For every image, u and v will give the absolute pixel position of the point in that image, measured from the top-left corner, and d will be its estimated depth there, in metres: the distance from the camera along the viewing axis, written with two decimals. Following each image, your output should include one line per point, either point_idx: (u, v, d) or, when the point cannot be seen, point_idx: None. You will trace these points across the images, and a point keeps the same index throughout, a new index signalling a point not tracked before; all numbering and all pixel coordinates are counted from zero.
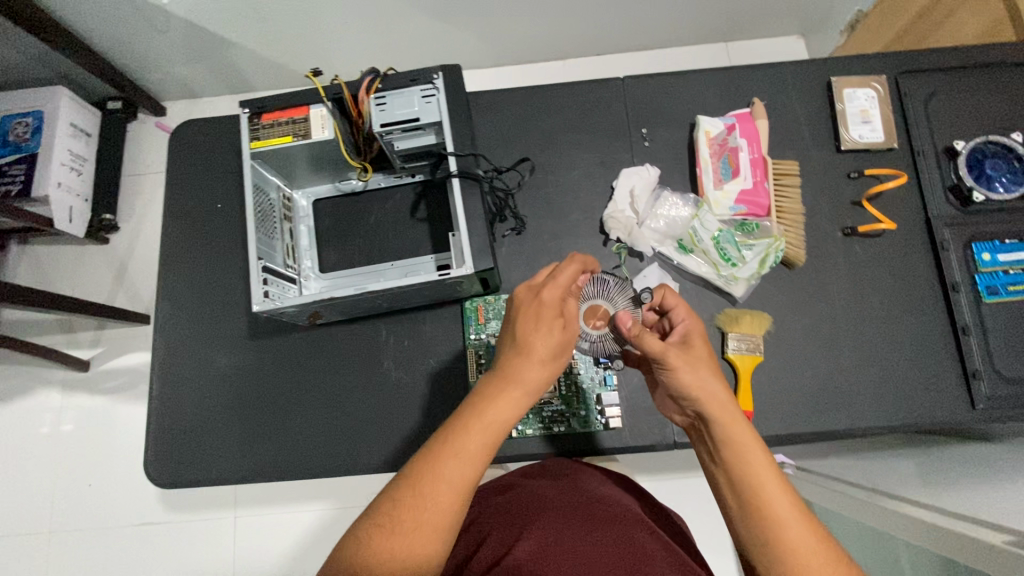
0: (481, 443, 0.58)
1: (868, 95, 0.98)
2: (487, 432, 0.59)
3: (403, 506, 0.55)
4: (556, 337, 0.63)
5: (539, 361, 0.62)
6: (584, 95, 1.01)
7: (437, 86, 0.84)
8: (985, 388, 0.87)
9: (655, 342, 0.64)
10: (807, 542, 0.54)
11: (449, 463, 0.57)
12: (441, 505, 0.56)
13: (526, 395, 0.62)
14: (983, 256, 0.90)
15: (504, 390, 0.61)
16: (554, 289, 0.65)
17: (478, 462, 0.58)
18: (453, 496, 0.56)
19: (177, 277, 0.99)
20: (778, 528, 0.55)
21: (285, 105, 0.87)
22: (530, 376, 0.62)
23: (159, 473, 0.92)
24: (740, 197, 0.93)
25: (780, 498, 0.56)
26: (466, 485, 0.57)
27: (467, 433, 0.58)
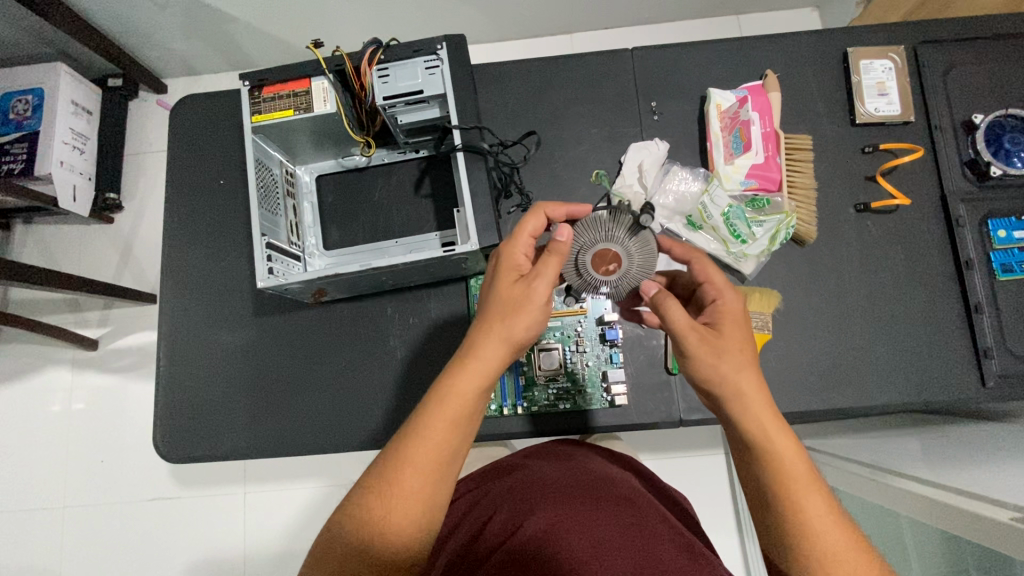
0: (444, 418, 0.58)
1: (885, 66, 0.95)
2: (452, 406, 0.58)
3: (372, 491, 0.56)
4: (519, 297, 0.61)
5: (503, 326, 0.60)
6: (592, 68, 0.99)
7: (441, 57, 0.82)
8: (995, 366, 0.86)
9: (680, 314, 0.62)
10: (821, 512, 0.55)
11: (412, 442, 0.57)
12: (403, 485, 0.55)
13: (495, 364, 0.60)
14: (998, 233, 0.88)
15: (471, 365, 0.59)
16: (511, 250, 0.65)
17: (441, 437, 0.57)
18: (416, 472, 0.56)
19: (181, 255, 0.99)
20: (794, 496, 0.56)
21: (286, 77, 0.85)
22: (495, 344, 0.60)
23: (169, 449, 0.92)
24: (751, 172, 0.90)
25: (812, 503, 0.55)
26: (428, 459, 0.56)
27: (429, 411, 0.58)
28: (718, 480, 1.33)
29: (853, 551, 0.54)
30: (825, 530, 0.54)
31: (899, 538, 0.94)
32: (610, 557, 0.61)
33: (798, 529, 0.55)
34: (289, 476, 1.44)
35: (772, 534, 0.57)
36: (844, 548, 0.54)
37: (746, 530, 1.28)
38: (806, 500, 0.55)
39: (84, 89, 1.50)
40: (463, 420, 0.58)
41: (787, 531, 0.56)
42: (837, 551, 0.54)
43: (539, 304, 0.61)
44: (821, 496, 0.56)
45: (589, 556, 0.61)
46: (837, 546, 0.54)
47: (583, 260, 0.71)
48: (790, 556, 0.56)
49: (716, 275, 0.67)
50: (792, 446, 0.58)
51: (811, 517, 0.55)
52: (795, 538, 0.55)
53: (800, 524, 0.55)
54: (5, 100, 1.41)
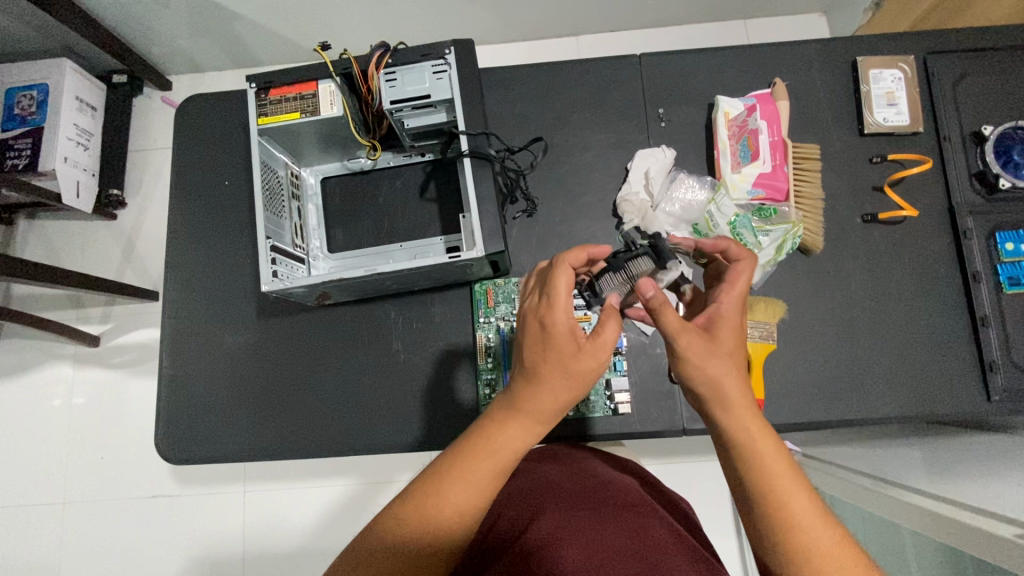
0: (485, 472, 0.58)
1: (895, 76, 0.95)
2: (496, 460, 0.58)
3: (404, 524, 0.57)
4: (576, 363, 0.58)
5: (555, 388, 0.59)
6: (600, 73, 0.98)
7: (448, 61, 0.82)
8: (1000, 380, 0.85)
9: (676, 320, 0.59)
10: (805, 509, 0.55)
11: (453, 489, 0.57)
12: (438, 529, 0.57)
13: (540, 422, 0.60)
14: (1006, 246, 0.87)
15: (518, 420, 0.60)
16: (564, 311, 0.58)
17: (481, 491, 0.58)
18: (454, 516, 0.57)
19: (185, 255, 0.99)
20: (776, 493, 0.56)
21: (293, 79, 0.84)
22: (545, 404, 0.59)
23: (171, 451, 0.92)
24: (758, 180, 0.90)
25: (802, 506, 0.55)
26: (467, 508, 0.57)
27: (474, 462, 0.58)
28: (719, 486, 1.33)
29: (840, 547, 0.54)
30: (809, 526, 0.54)
31: (898, 549, 0.94)
32: (609, 558, 0.62)
33: (784, 526, 0.55)
34: (302, 477, 1.43)
35: (759, 533, 0.57)
36: (831, 545, 0.54)
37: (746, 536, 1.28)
38: (788, 496, 0.56)
39: (90, 85, 1.49)
40: (502, 474, 0.59)
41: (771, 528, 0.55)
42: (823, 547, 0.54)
43: (595, 375, 0.60)
44: (804, 494, 0.56)
45: (587, 557, 0.62)
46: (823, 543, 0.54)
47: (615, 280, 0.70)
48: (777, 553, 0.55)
49: (740, 281, 0.62)
50: (773, 443, 0.58)
51: (794, 514, 0.55)
52: (779, 533, 0.55)
53: (782, 522, 0.55)
54: (11, 95, 1.41)
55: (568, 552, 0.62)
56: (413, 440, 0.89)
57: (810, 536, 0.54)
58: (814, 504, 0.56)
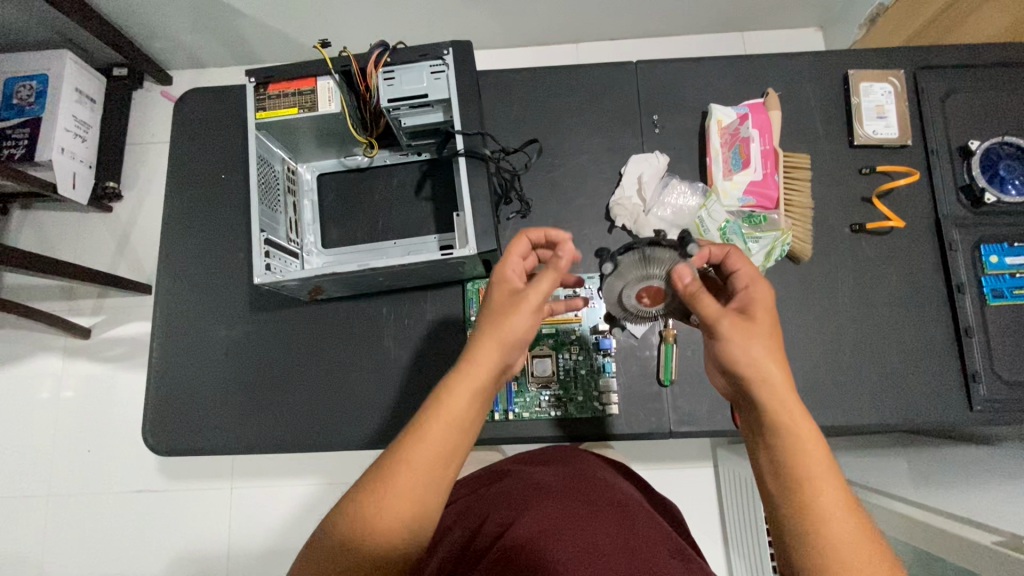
0: (438, 417, 0.56)
1: (884, 90, 0.97)
2: (448, 404, 0.56)
3: (362, 496, 0.54)
4: (512, 302, 0.60)
5: (495, 322, 0.59)
6: (596, 78, 1.00)
7: (446, 62, 0.83)
8: (983, 390, 0.87)
9: (713, 304, 0.59)
10: (835, 499, 0.53)
11: (405, 446, 0.55)
12: (397, 490, 0.53)
13: (493, 359, 0.58)
14: (990, 258, 0.89)
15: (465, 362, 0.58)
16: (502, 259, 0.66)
17: (434, 437, 0.55)
18: (405, 471, 0.54)
19: (178, 248, 0.99)
20: (811, 481, 0.54)
21: (293, 75, 0.85)
22: (490, 339, 0.59)
23: (158, 442, 0.92)
24: (749, 189, 0.91)
25: (833, 494, 0.54)
26: (418, 459, 0.54)
27: (425, 414, 0.56)
28: (706, 492, 1.33)
29: (863, 542, 0.52)
30: (834, 521, 0.53)
31: None
32: (597, 556, 0.61)
33: (807, 519, 0.53)
34: (292, 473, 1.43)
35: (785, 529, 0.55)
36: (853, 541, 0.52)
37: (732, 543, 1.28)
38: (818, 491, 0.54)
39: (90, 77, 1.50)
40: (463, 420, 0.57)
41: (797, 515, 0.54)
42: (849, 544, 0.52)
43: (532, 300, 0.60)
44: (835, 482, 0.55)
45: (574, 558, 0.61)
46: (849, 533, 0.52)
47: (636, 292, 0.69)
48: (799, 545, 0.54)
49: (746, 268, 0.65)
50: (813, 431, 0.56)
51: (823, 508, 0.53)
52: (799, 529, 0.54)
53: (807, 518, 0.53)
54: (10, 85, 1.41)
55: (554, 551, 0.62)
56: (400, 436, 0.89)
57: (836, 525, 0.53)
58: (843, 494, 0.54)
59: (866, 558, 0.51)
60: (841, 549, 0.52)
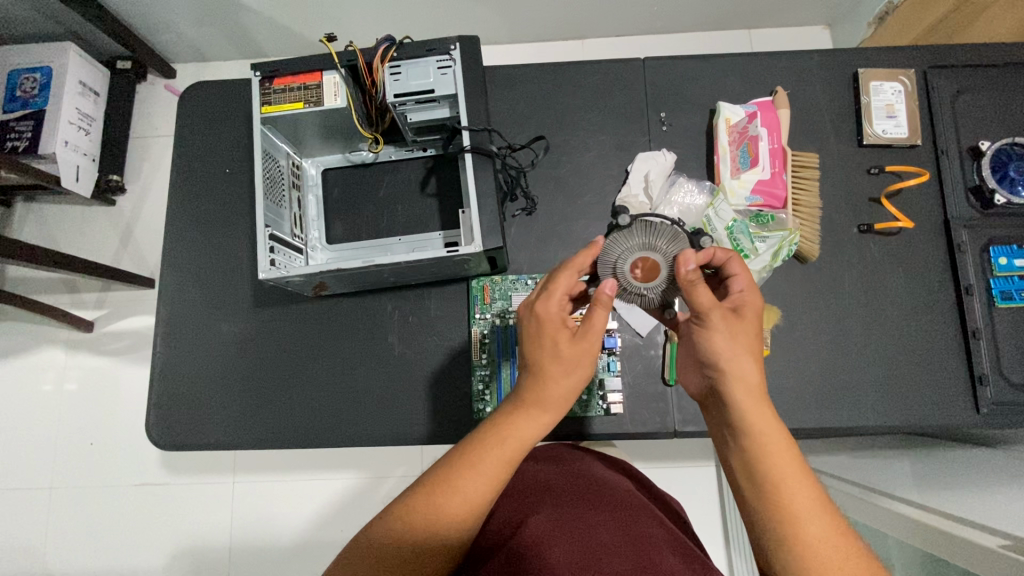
0: (500, 459, 0.60)
1: (895, 89, 0.96)
2: (509, 446, 0.61)
3: (420, 515, 0.58)
4: (574, 356, 0.64)
5: (557, 373, 0.64)
6: (604, 75, 0.99)
7: (453, 57, 0.82)
8: (990, 393, 0.86)
9: (706, 295, 0.63)
10: (808, 503, 0.56)
11: (462, 479, 0.59)
12: (451, 519, 0.58)
13: (546, 416, 0.64)
14: (1000, 260, 0.88)
15: (522, 411, 0.63)
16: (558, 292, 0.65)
17: (494, 476, 0.60)
18: (465, 504, 0.58)
19: (183, 242, 0.99)
20: (784, 485, 0.57)
21: (298, 70, 0.84)
22: (548, 396, 0.64)
23: (162, 436, 0.92)
24: (757, 188, 0.90)
25: (805, 499, 0.56)
26: (479, 496, 0.59)
27: (489, 450, 0.60)
28: (709, 491, 1.33)
29: (838, 544, 0.54)
30: (807, 522, 0.55)
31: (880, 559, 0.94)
32: (600, 557, 0.60)
33: (780, 516, 0.56)
34: (295, 467, 1.43)
35: (760, 526, 0.57)
36: (829, 543, 0.54)
37: (734, 542, 1.28)
38: (789, 489, 0.57)
39: (94, 70, 1.49)
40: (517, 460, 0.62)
41: (773, 515, 0.56)
42: (821, 545, 0.54)
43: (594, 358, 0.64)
44: (808, 491, 0.57)
45: (575, 559, 0.60)
46: (821, 534, 0.55)
47: (623, 265, 0.75)
48: (771, 540, 0.56)
49: (742, 272, 0.67)
50: (786, 444, 0.59)
51: (795, 508, 0.56)
52: (772, 527, 0.56)
53: (782, 516, 0.56)
54: (13, 78, 1.41)
55: (555, 551, 0.61)
56: (403, 433, 0.89)
57: (807, 527, 0.55)
58: (819, 501, 0.56)
59: (836, 557, 0.53)
60: (816, 549, 0.54)
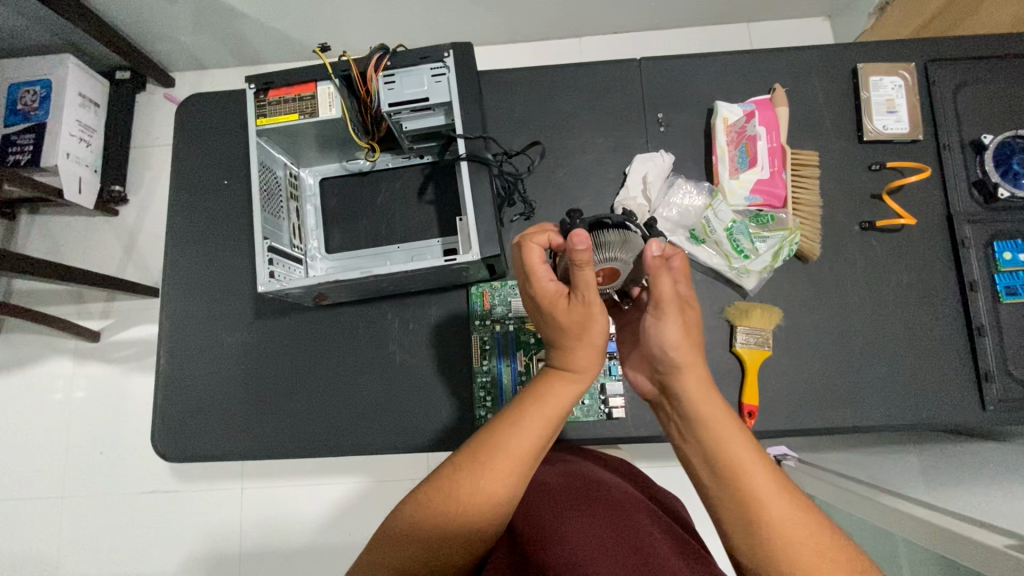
0: (539, 418, 0.61)
1: (895, 83, 0.95)
2: (548, 408, 0.61)
3: (464, 474, 0.58)
4: (581, 326, 0.61)
5: (581, 341, 0.61)
6: (600, 77, 0.98)
7: (447, 64, 0.82)
8: (995, 390, 0.85)
9: (666, 287, 0.59)
10: (766, 483, 0.55)
11: (498, 461, 0.58)
12: (494, 481, 0.58)
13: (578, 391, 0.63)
14: (1004, 255, 0.88)
15: (552, 384, 0.63)
16: (545, 274, 0.63)
17: (534, 436, 0.60)
18: (508, 466, 0.59)
19: (183, 254, 0.99)
20: (737, 468, 0.55)
21: (292, 81, 0.84)
22: (575, 363, 0.63)
23: (167, 447, 0.92)
24: (756, 187, 0.90)
25: (762, 478, 0.55)
26: (521, 456, 0.59)
27: (527, 412, 0.61)
28: None
29: (801, 521, 0.53)
30: (768, 501, 0.54)
31: (886, 556, 0.94)
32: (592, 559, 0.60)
33: (739, 501, 0.55)
34: (302, 472, 1.44)
35: (725, 517, 0.56)
36: (792, 522, 0.53)
37: None
38: (749, 476, 0.55)
39: (93, 81, 1.50)
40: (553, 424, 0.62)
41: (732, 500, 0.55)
42: (785, 525, 0.53)
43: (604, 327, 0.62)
44: (768, 473, 0.55)
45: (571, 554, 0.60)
46: (785, 515, 0.53)
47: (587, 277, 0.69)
48: (736, 528, 0.55)
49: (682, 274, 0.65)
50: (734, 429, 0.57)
51: (754, 491, 0.54)
52: (734, 514, 0.55)
53: (740, 502, 0.55)
54: (15, 91, 1.42)
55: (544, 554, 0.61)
56: (405, 441, 0.89)
57: (767, 508, 0.54)
58: (779, 481, 0.55)
59: (799, 535, 0.53)
60: (778, 529, 0.53)
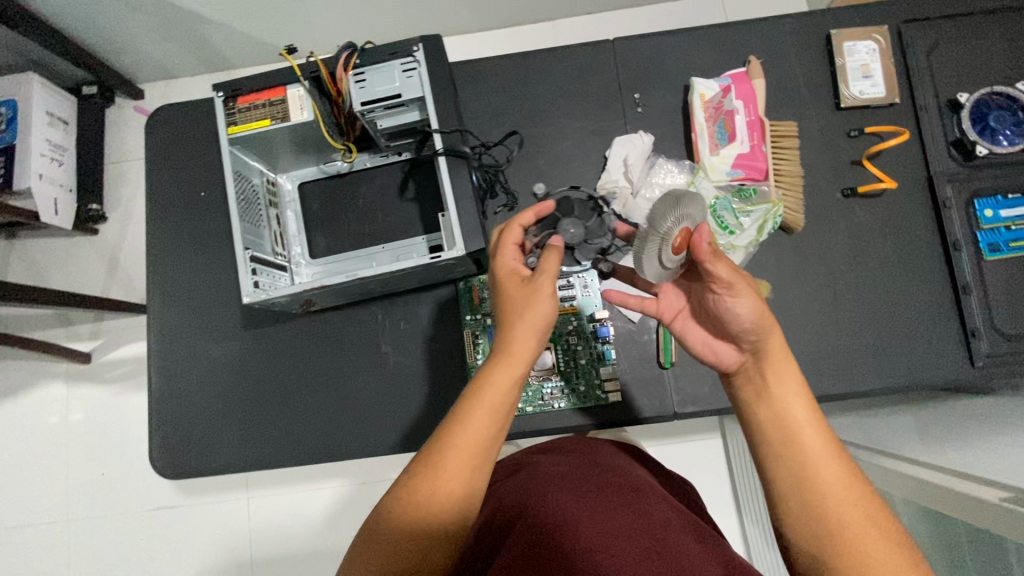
0: (483, 407, 0.62)
1: (869, 48, 0.94)
2: (490, 395, 0.62)
3: (421, 477, 0.60)
4: (521, 305, 0.66)
5: (519, 321, 0.65)
6: (574, 60, 0.97)
7: (417, 59, 0.80)
8: (983, 346, 0.87)
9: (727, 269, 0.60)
10: (819, 443, 0.58)
11: (445, 458, 0.60)
12: (448, 475, 0.60)
13: (517, 374, 0.64)
14: (985, 213, 0.88)
15: (495, 370, 0.64)
16: (506, 256, 0.70)
17: (481, 424, 0.61)
18: (459, 457, 0.60)
19: (166, 270, 0.98)
20: (796, 427, 0.59)
21: (261, 86, 0.83)
22: (516, 347, 0.65)
23: (166, 465, 0.92)
24: (737, 162, 0.90)
25: (816, 438, 0.58)
26: (470, 446, 0.61)
27: (472, 402, 0.62)
28: (716, 463, 1.34)
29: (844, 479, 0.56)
30: (817, 458, 0.57)
31: None
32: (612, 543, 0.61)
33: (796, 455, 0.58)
34: (306, 477, 1.44)
35: (775, 469, 0.59)
36: (838, 479, 0.56)
37: (744, 509, 1.30)
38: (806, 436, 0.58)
39: (59, 97, 1.46)
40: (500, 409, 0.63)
41: (791, 465, 0.58)
42: (833, 481, 0.56)
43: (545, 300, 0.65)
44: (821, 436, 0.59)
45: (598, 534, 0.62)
46: (831, 475, 0.56)
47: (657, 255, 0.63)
48: (784, 479, 0.58)
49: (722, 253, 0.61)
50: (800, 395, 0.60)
51: (807, 448, 0.58)
52: (786, 465, 0.58)
53: (798, 458, 0.58)
54: None
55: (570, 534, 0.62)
56: (405, 440, 0.89)
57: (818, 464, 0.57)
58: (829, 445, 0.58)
59: (842, 490, 0.55)
60: (823, 481, 0.56)
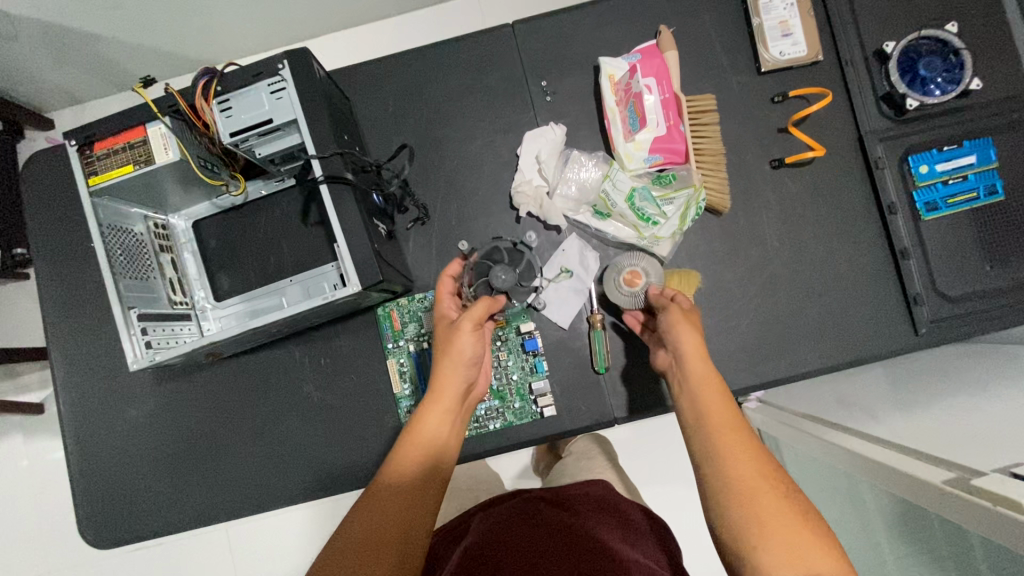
0: (417, 440, 0.65)
1: (786, 2, 0.87)
2: (423, 428, 0.66)
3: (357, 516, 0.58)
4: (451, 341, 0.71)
5: (446, 356, 0.70)
6: (472, 53, 0.89)
7: (284, 77, 0.72)
8: (926, 312, 0.83)
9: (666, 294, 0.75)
10: (746, 456, 0.57)
11: (381, 490, 0.60)
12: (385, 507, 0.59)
13: (445, 407, 0.68)
14: (920, 169, 0.82)
15: (428, 406, 0.68)
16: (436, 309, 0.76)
17: (416, 455, 0.64)
18: (397, 487, 0.61)
19: (68, 331, 0.91)
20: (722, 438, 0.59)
21: (118, 127, 0.75)
22: (446, 382, 0.69)
23: (99, 536, 0.88)
24: (655, 146, 0.83)
25: (741, 449, 0.58)
26: (408, 477, 0.62)
27: (408, 438, 0.65)
28: None
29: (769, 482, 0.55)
30: (743, 464, 0.56)
31: None
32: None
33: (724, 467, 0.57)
34: None
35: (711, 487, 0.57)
36: (763, 482, 0.55)
37: None
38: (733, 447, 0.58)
39: None
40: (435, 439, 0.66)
41: (707, 449, 0.59)
42: (759, 488, 0.54)
43: (470, 332, 0.71)
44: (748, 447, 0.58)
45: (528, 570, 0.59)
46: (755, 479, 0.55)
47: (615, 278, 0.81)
48: (718, 494, 0.56)
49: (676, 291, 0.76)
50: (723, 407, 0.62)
51: (732, 458, 0.57)
52: (717, 483, 0.57)
53: (726, 466, 0.57)
54: None
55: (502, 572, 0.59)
56: (340, 480, 0.86)
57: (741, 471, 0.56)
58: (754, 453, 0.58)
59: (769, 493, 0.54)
60: (752, 486, 0.55)
